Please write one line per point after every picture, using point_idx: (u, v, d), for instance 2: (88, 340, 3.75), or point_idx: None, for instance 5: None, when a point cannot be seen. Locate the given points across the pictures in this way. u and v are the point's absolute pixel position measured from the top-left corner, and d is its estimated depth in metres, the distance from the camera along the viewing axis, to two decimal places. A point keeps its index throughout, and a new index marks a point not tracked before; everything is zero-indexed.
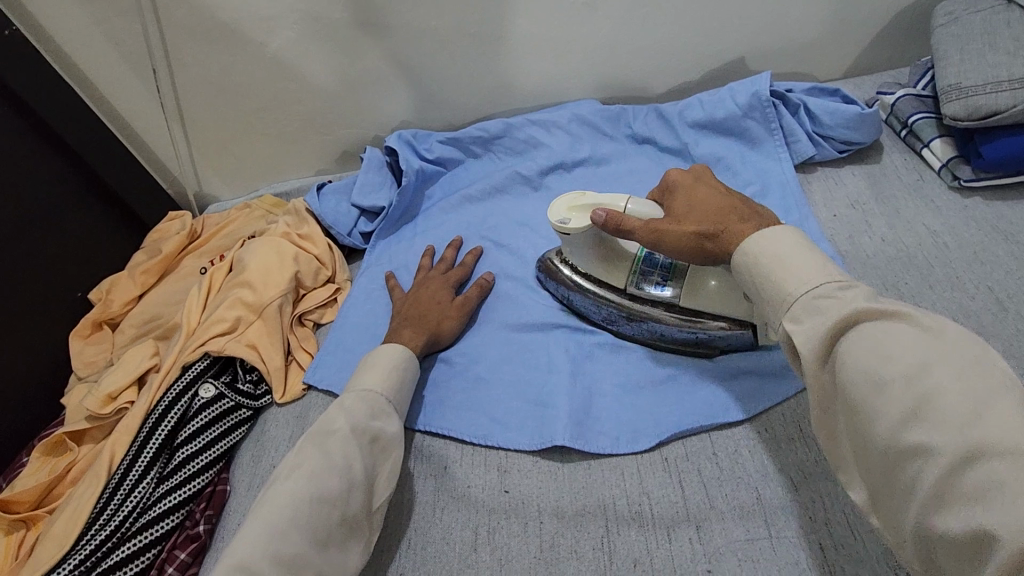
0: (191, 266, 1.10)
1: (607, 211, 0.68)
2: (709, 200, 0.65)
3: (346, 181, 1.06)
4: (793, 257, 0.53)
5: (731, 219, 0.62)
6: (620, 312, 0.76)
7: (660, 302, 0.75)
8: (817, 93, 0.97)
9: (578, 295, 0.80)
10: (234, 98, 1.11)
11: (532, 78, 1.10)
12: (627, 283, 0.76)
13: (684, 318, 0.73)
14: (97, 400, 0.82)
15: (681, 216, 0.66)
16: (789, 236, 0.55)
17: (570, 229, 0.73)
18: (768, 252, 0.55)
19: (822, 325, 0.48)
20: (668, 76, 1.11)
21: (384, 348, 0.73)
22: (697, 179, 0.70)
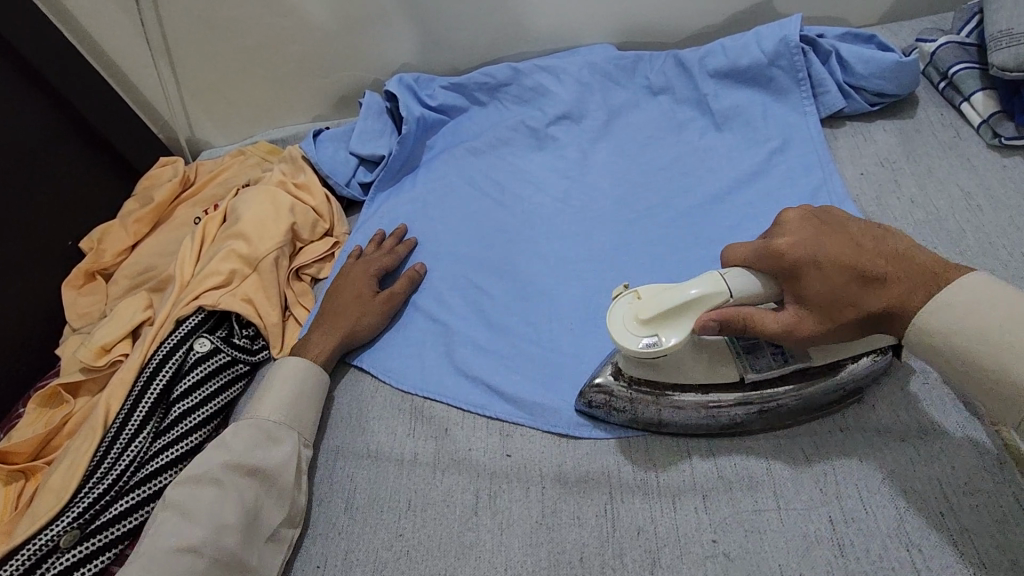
0: (184, 216, 1.06)
1: (720, 319, 0.56)
2: (847, 265, 0.54)
3: (344, 129, 1.01)
4: (1012, 317, 0.48)
5: (914, 291, 0.52)
6: (750, 409, 0.62)
7: (789, 375, 0.62)
8: (850, 39, 0.90)
9: (681, 418, 0.63)
10: (223, 34, 1.05)
11: (542, 19, 1.03)
12: (741, 371, 0.62)
13: (822, 381, 0.61)
14: (91, 352, 0.80)
15: (829, 297, 0.54)
16: (995, 294, 0.49)
17: (668, 345, 0.57)
18: (980, 315, 0.49)
19: None
20: (689, 18, 1.03)
21: (287, 361, 0.72)
22: (807, 234, 0.56)
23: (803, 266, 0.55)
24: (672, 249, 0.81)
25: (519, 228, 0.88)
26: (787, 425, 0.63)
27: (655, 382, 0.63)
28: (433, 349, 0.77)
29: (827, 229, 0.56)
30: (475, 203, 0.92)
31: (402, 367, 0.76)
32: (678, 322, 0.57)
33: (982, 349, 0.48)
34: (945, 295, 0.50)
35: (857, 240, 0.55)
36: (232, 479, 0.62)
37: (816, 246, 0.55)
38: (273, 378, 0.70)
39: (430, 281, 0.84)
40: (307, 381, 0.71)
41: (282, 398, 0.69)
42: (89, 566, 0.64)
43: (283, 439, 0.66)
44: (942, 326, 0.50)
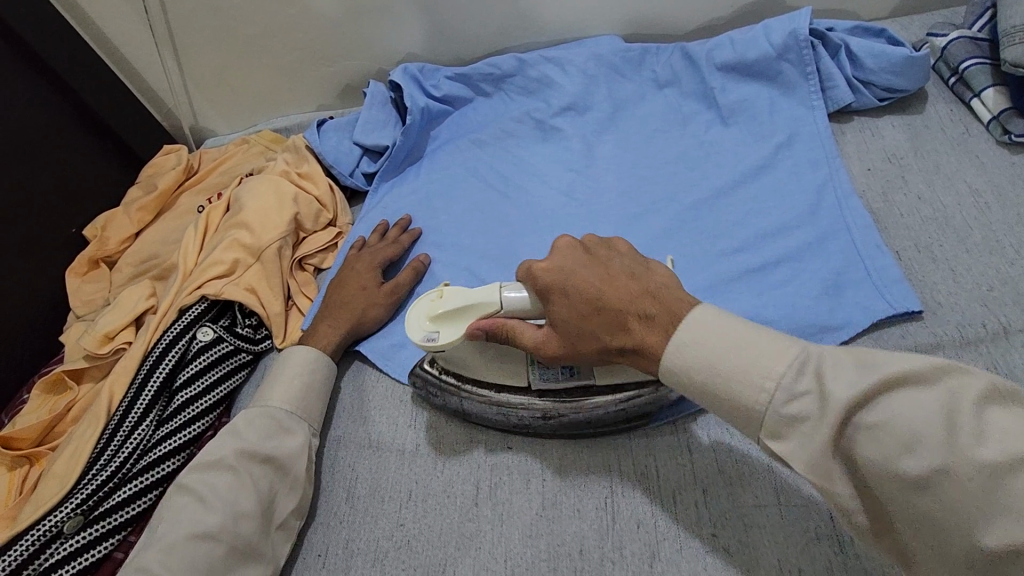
0: (188, 205, 1.06)
1: (489, 328, 0.61)
2: (592, 297, 0.55)
3: (348, 118, 1.01)
4: (729, 347, 0.47)
5: (634, 322, 0.52)
6: (535, 414, 0.65)
7: (574, 389, 0.64)
8: (861, 33, 0.89)
9: (475, 409, 0.67)
10: (226, 22, 1.04)
11: (547, 10, 1.02)
12: (530, 378, 0.65)
13: (610, 402, 0.63)
14: (94, 340, 0.80)
15: (570, 322, 0.56)
16: (708, 317, 0.49)
17: (443, 344, 0.62)
18: (712, 345, 0.48)
19: (812, 430, 0.42)
20: (697, 10, 1.02)
21: (296, 352, 0.72)
22: (567, 264, 0.57)
23: (553, 294, 0.57)
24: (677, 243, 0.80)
25: (521, 220, 0.87)
26: (569, 435, 0.66)
27: (461, 372, 0.68)
28: None
29: (588, 261, 0.57)
30: (478, 195, 0.91)
31: (403, 358, 0.76)
32: (459, 325, 0.62)
33: (716, 380, 0.47)
34: (678, 336, 0.49)
35: (612, 276, 0.55)
36: (245, 469, 0.62)
37: (568, 277, 0.56)
38: (284, 367, 0.70)
39: (432, 273, 0.84)
40: (319, 372, 0.71)
41: (294, 389, 0.69)
42: (93, 550, 0.65)
43: (294, 430, 0.67)
44: (676, 360, 0.49)
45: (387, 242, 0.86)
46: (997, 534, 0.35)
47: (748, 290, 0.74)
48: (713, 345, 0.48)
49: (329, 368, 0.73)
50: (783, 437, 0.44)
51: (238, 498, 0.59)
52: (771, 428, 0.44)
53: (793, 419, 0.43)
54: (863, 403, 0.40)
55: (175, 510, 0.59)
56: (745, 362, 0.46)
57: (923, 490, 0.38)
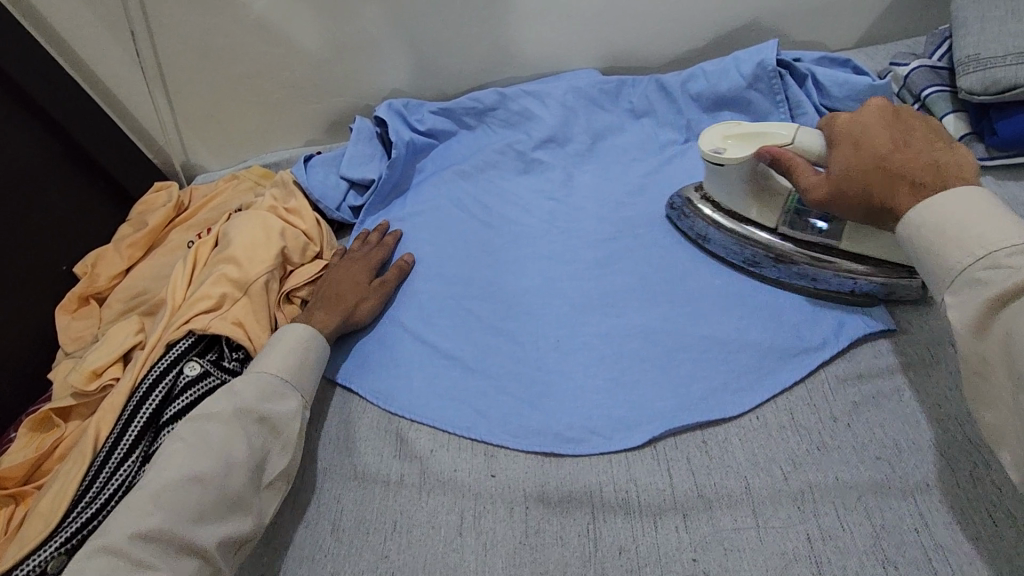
0: (179, 240, 1.08)
1: (772, 152, 0.69)
2: (874, 150, 0.61)
3: (334, 153, 1.03)
4: (977, 215, 0.52)
5: (898, 185, 0.58)
6: (768, 253, 0.76)
7: (812, 245, 0.75)
8: (828, 63, 0.93)
9: (717, 233, 0.80)
10: (218, 63, 1.08)
11: (529, 46, 1.06)
12: (779, 223, 0.77)
13: (843, 265, 0.72)
14: (82, 376, 0.80)
15: (838, 165, 0.63)
16: (972, 195, 0.53)
17: (725, 157, 0.74)
18: (950, 215, 0.53)
19: (984, 291, 0.50)
20: (671, 45, 1.06)
21: (293, 326, 0.75)
22: (869, 123, 0.63)
23: (841, 144, 0.64)
24: (656, 269, 0.82)
25: (504, 248, 0.89)
26: (790, 283, 0.76)
27: (738, 212, 0.79)
28: (421, 371, 0.78)
29: (897, 121, 0.62)
30: (463, 225, 0.94)
31: (390, 387, 0.77)
32: (746, 145, 0.74)
33: (930, 228, 0.54)
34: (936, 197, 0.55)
35: (907, 144, 0.60)
36: (240, 423, 0.65)
37: (861, 134, 0.62)
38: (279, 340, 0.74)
39: (417, 301, 0.85)
40: (314, 351, 0.74)
41: (292, 354, 0.72)
42: None
43: (287, 395, 0.70)
44: (920, 214, 0.55)
45: (373, 244, 0.90)
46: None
47: (724, 314, 0.76)
48: (958, 208, 0.53)
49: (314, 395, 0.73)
50: (958, 292, 0.52)
51: (230, 451, 0.63)
52: (957, 282, 0.52)
53: (979, 281, 0.50)
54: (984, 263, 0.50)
55: (167, 455, 0.62)
56: (971, 227, 0.52)
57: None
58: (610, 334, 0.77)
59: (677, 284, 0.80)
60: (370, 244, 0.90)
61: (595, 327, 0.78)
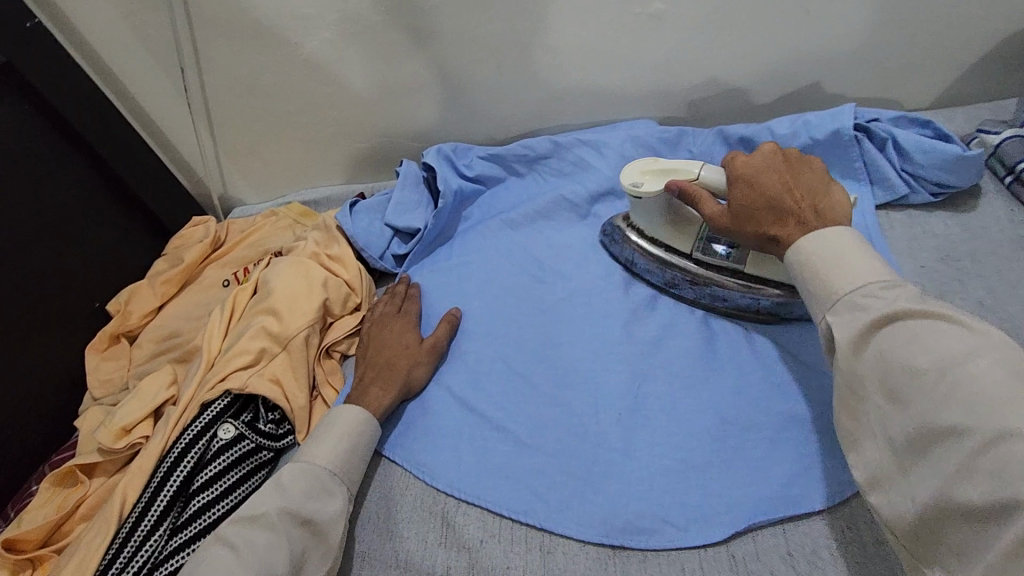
0: (214, 278, 1.05)
1: (681, 186, 0.73)
2: (766, 189, 0.65)
3: (379, 199, 0.99)
4: (848, 257, 0.55)
5: (788, 223, 0.62)
6: (684, 275, 0.80)
7: (724, 268, 0.78)
8: (906, 123, 0.87)
9: (642, 258, 0.84)
10: (266, 101, 1.05)
11: (585, 94, 1.02)
12: (692, 249, 0.80)
13: (747, 284, 0.76)
14: (110, 433, 0.76)
15: (740, 198, 0.67)
16: (840, 237, 0.57)
17: (643, 191, 0.77)
18: (825, 253, 0.57)
19: (864, 314, 0.51)
20: (736, 96, 1.01)
21: (346, 412, 0.70)
22: (760, 161, 0.67)
23: (739, 182, 0.67)
24: (725, 340, 0.76)
25: (555, 308, 0.84)
26: (701, 304, 0.80)
27: (655, 239, 0.83)
28: (469, 443, 0.73)
29: (785, 162, 0.67)
30: (515, 279, 0.89)
31: (437, 462, 0.72)
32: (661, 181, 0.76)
33: (816, 266, 0.57)
34: (804, 246, 0.59)
35: (795, 185, 0.64)
36: (284, 529, 0.60)
37: (760, 175, 0.66)
38: (323, 430, 0.69)
39: (465, 362, 0.80)
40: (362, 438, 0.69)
41: (343, 446, 0.67)
42: None
43: (335, 492, 0.65)
44: (804, 250, 0.59)
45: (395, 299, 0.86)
46: (974, 479, 0.42)
47: (795, 385, 0.71)
48: (833, 250, 0.57)
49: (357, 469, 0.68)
50: (839, 313, 0.54)
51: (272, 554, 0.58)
52: (840, 308, 0.54)
53: (857, 305, 0.52)
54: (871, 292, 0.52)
55: (210, 565, 0.57)
56: (846, 265, 0.55)
57: (940, 424, 0.44)
58: (676, 408, 0.71)
59: (744, 354, 0.74)
60: (394, 300, 0.86)
61: (662, 403, 0.72)
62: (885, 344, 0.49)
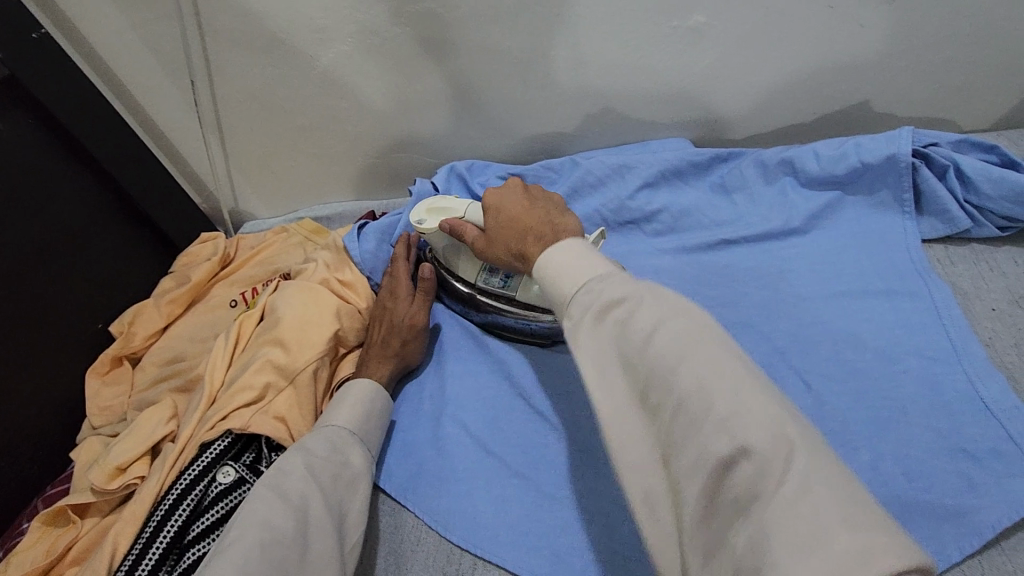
0: (221, 299, 1.00)
1: (450, 223, 0.74)
2: (512, 216, 0.67)
3: (388, 220, 0.91)
4: (583, 262, 0.48)
5: (529, 242, 0.63)
6: (476, 305, 0.80)
7: (503, 297, 0.77)
8: (968, 147, 0.80)
9: (449, 294, 0.84)
10: (278, 114, 1.00)
11: (612, 112, 0.96)
12: (477, 277, 0.79)
13: (522, 313, 0.76)
14: (104, 474, 0.71)
15: (492, 225, 0.69)
16: (581, 246, 0.50)
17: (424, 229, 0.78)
18: (564, 262, 0.49)
19: (600, 310, 0.43)
20: (776, 115, 0.94)
21: (351, 385, 0.72)
22: (504, 194, 0.70)
23: (489, 212, 0.70)
24: None
25: None
26: (495, 330, 0.81)
27: (448, 267, 0.82)
28: (487, 492, 0.67)
29: (526, 194, 0.70)
30: None
31: (451, 512, 0.66)
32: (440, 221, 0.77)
33: (555, 273, 0.49)
34: (550, 255, 0.50)
35: (532, 208, 0.67)
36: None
37: (502, 204, 0.69)
38: (302, 456, 0.63)
39: (483, 400, 0.75)
40: (347, 462, 0.65)
41: (323, 474, 0.62)
42: None
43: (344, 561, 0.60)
44: (551, 262, 0.50)
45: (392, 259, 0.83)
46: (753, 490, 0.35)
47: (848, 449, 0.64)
48: (571, 257, 0.49)
49: (356, 529, 0.63)
50: (570, 315, 0.46)
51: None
52: (578, 305, 0.45)
53: (597, 293, 0.44)
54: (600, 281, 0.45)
55: None
56: (581, 271, 0.48)
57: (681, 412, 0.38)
58: None
59: None
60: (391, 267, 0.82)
61: None
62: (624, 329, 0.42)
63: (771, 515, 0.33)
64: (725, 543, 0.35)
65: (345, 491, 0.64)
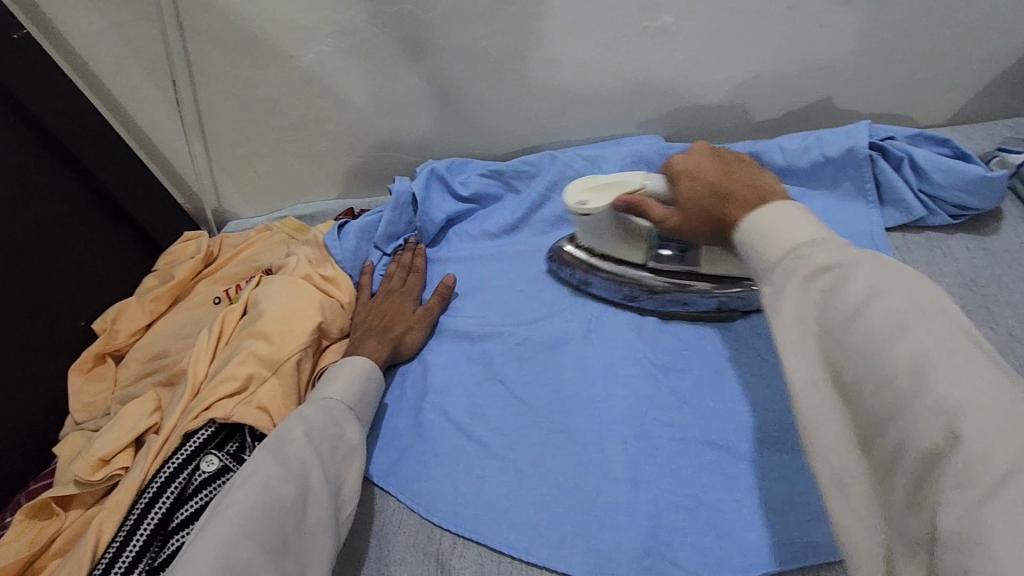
0: (205, 295, 1.01)
1: (626, 199, 0.68)
2: (706, 181, 0.58)
3: (370, 218, 0.93)
4: (791, 223, 0.45)
5: (716, 205, 0.56)
6: (642, 288, 0.78)
7: (682, 272, 0.76)
8: (923, 141, 0.84)
9: (601, 282, 0.81)
10: (260, 113, 1.02)
11: (587, 110, 0.99)
12: (645, 258, 0.77)
13: (692, 283, 0.76)
14: (88, 465, 0.72)
15: (679, 196, 0.61)
16: (788, 208, 0.46)
17: (590, 209, 0.74)
18: (770, 225, 0.46)
19: (805, 268, 0.41)
20: (744, 112, 0.98)
21: (349, 360, 0.75)
22: (692, 159, 0.62)
23: (681, 178, 0.61)
24: (733, 363, 0.73)
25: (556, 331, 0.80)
26: (667, 313, 0.79)
27: (604, 255, 0.80)
28: (467, 474, 0.69)
29: (710, 155, 0.61)
30: (515, 301, 0.85)
31: (433, 493, 0.68)
32: (603, 196, 0.73)
33: (756, 239, 0.46)
34: (752, 220, 0.47)
35: (732, 170, 0.57)
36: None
37: (699, 165, 0.60)
38: (301, 424, 0.64)
39: (462, 386, 0.77)
40: (342, 435, 0.67)
41: (322, 447, 0.64)
42: None
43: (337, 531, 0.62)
44: (758, 227, 0.47)
45: (404, 268, 0.90)
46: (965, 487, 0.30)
47: None
48: (775, 219, 0.46)
49: (352, 495, 0.66)
50: (772, 283, 0.43)
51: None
52: (771, 270, 0.44)
53: (800, 257, 0.42)
54: (799, 246, 0.43)
55: None
56: (782, 231, 0.45)
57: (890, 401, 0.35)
58: (687, 441, 0.67)
59: (756, 384, 0.70)
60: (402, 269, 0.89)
61: (669, 433, 0.68)
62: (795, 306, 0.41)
63: (990, 509, 0.29)
64: (932, 533, 0.32)
65: (339, 465, 0.66)
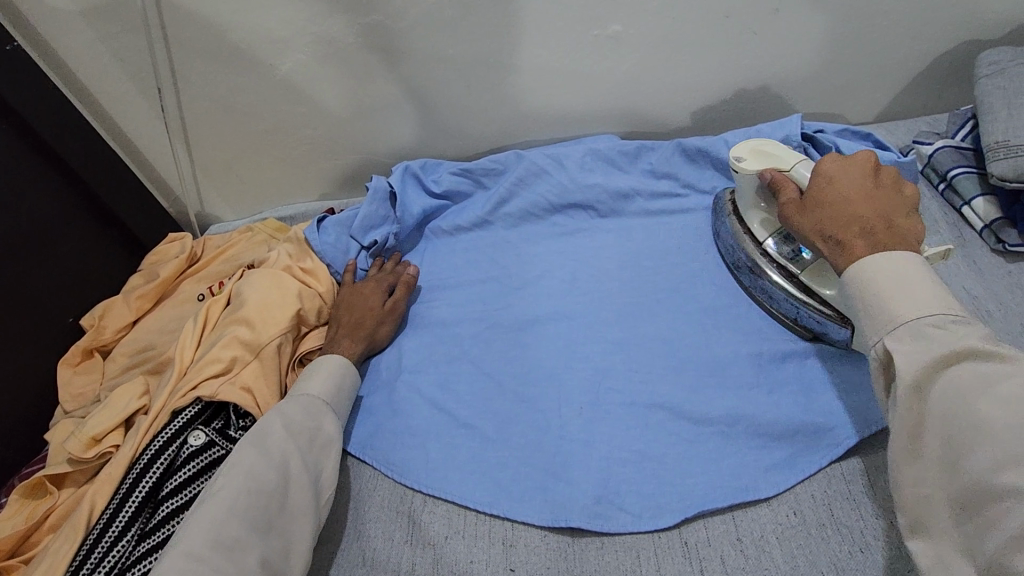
0: (189, 292, 1.06)
1: (775, 176, 0.74)
2: (844, 198, 0.63)
3: (349, 213, 0.99)
4: (913, 290, 0.52)
5: (853, 231, 0.60)
6: (747, 259, 0.82)
7: (785, 267, 0.79)
8: (849, 135, 0.93)
9: (726, 233, 0.87)
10: (242, 119, 1.08)
11: (549, 112, 1.07)
12: (768, 236, 0.81)
13: (797, 293, 0.76)
14: (80, 443, 0.77)
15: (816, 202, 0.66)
16: (911, 268, 0.53)
17: (742, 168, 0.79)
18: (898, 285, 0.52)
19: (929, 348, 0.49)
20: (691, 112, 1.07)
21: (324, 360, 0.79)
22: (843, 172, 0.66)
23: (818, 182, 0.67)
24: (677, 335, 0.80)
25: (520, 312, 0.87)
26: (754, 295, 0.82)
27: (744, 217, 0.84)
28: (437, 441, 0.75)
29: (867, 176, 0.65)
30: (482, 286, 0.92)
31: (405, 460, 0.74)
32: (760, 163, 0.77)
33: (884, 294, 0.53)
34: (873, 267, 0.55)
35: (873, 198, 0.63)
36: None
37: (839, 178, 0.65)
38: (279, 419, 0.69)
39: (433, 364, 0.83)
40: (320, 427, 0.72)
41: (301, 438, 0.69)
42: None
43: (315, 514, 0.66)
44: (875, 280, 0.54)
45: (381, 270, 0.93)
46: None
47: (749, 389, 0.73)
48: (903, 282, 0.52)
49: (330, 482, 0.70)
50: (901, 341, 0.51)
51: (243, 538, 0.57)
52: (896, 335, 0.51)
53: (931, 336, 0.49)
54: (939, 324, 0.50)
55: None
56: (915, 297, 0.51)
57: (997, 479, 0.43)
58: (636, 405, 0.74)
59: (698, 354, 0.78)
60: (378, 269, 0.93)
61: (621, 399, 0.75)
62: (946, 385, 0.48)
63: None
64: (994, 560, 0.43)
65: (318, 453, 0.71)
